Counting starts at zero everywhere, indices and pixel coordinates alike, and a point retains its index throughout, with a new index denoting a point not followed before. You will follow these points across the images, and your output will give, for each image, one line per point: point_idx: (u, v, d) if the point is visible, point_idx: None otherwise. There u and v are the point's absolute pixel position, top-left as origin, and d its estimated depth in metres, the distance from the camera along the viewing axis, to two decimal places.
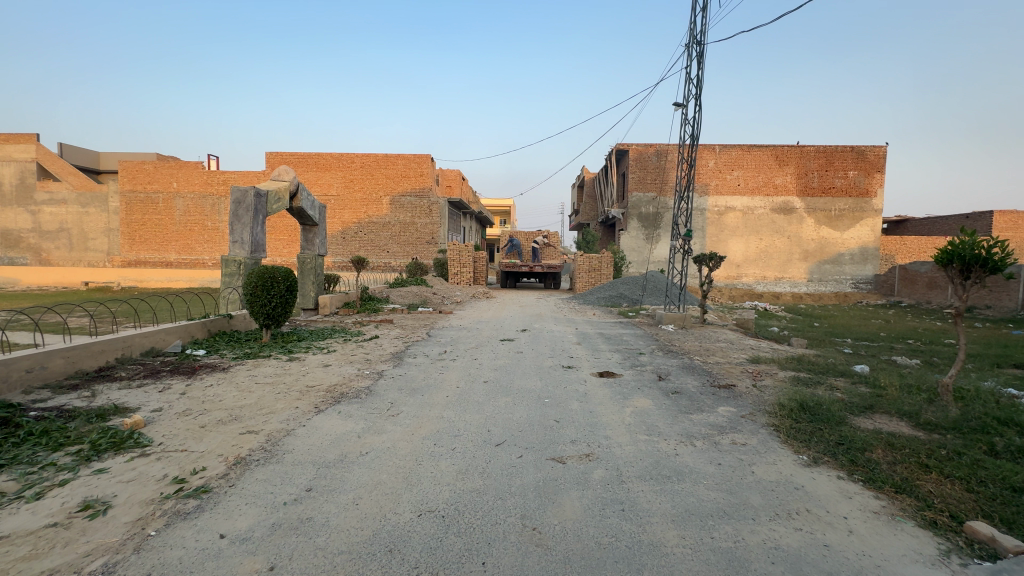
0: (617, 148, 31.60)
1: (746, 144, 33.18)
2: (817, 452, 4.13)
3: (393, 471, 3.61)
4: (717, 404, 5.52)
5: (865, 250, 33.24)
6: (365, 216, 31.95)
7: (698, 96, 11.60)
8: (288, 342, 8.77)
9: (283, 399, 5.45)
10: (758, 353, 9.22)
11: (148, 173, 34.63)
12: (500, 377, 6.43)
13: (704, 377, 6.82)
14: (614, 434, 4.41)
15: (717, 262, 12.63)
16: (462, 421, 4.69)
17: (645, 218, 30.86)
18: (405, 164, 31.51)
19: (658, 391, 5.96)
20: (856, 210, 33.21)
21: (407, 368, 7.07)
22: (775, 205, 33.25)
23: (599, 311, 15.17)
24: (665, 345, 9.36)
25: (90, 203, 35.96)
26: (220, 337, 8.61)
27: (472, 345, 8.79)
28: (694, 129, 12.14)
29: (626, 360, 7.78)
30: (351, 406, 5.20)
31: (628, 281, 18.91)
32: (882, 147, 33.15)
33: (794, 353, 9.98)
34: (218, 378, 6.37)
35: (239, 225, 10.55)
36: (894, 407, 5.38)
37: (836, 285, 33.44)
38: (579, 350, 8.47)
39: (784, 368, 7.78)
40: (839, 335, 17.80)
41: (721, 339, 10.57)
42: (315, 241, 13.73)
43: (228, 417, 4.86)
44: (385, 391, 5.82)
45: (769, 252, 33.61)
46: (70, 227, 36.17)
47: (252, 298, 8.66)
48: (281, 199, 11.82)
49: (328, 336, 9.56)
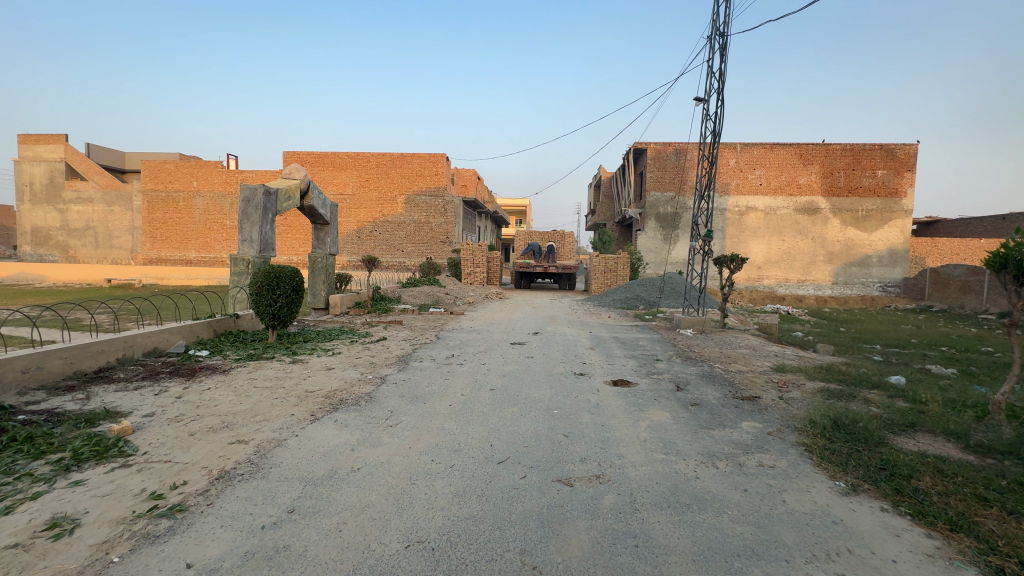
0: (635, 147, 31.01)
1: (768, 142, 32.26)
2: (856, 478, 3.71)
3: (384, 491, 3.30)
4: (741, 418, 5.09)
5: (893, 253, 32.02)
6: (380, 215, 31.96)
7: (720, 91, 11.10)
8: (293, 343, 8.59)
9: (279, 406, 5.21)
10: (782, 361, 8.72)
11: (170, 172, 35.26)
12: (508, 384, 6.11)
13: (726, 387, 6.39)
14: (627, 453, 4.04)
15: (739, 264, 12.08)
16: (464, 434, 4.39)
17: (662, 218, 30.21)
18: (421, 163, 31.42)
19: (676, 403, 5.56)
20: (884, 211, 32.00)
21: (412, 373, 6.79)
22: (798, 205, 32.24)
23: (614, 313, 14.75)
24: (683, 351, 8.93)
25: (115, 202, 36.78)
26: (225, 338, 8.45)
27: (481, 348, 8.48)
28: (715, 126, 11.63)
29: (642, 367, 7.38)
30: (349, 414, 4.93)
31: (645, 282, 18.41)
32: (913, 145, 31.86)
33: (822, 361, 9.45)
34: (217, 381, 6.18)
35: (248, 223, 10.44)
36: (937, 425, 4.89)
37: (862, 288, 32.27)
38: (593, 356, 8.08)
39: (812, 378, 7.29)
40: (867, 341, 17.02)
41: (743, 345, 10.07)
42: (326, 240, 13.58)
43: (220, 425, 4.64)
44: (386, 398, 5.54)
45: (792, 253, 32.62)
46: (96, 225, 37.04)
47: (258, 298, 8.48)
48: (292, 197, 11.70)
49: (335, 337, 9.36)
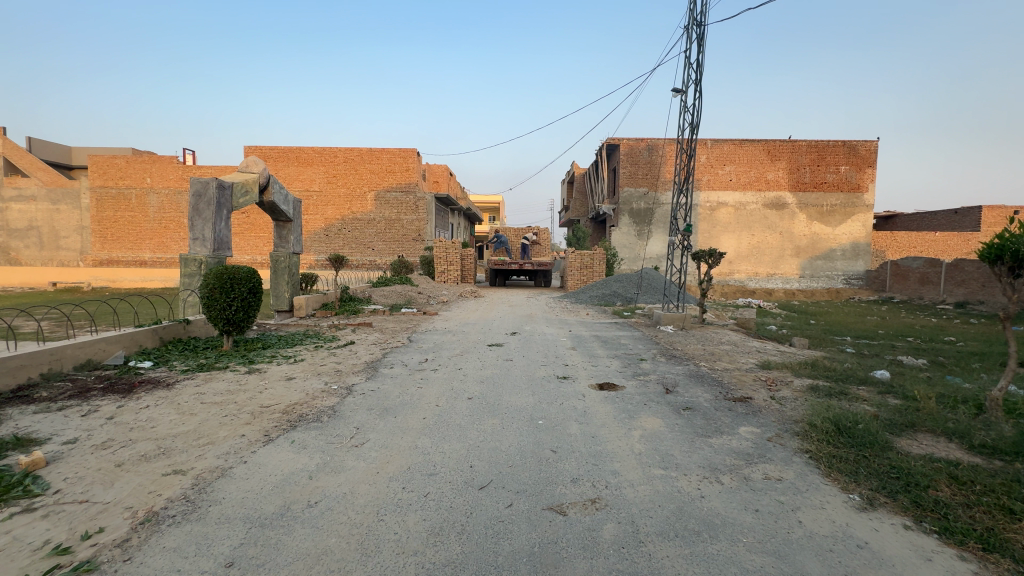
0: (608, 142, 30.95)
1: (737, 138, 32.71)
2: (870, 488, 3.42)
3: (345, 533, 2.79)
4: (736, 423, 4.78)
5: (856, 246, 33.03)
6: (349, 212, 30.87)
7: (699, 82, 10.89)
8: (250, 350, 7.88)
9: (228, 426, 4.59)
10: (766, 357, 8.55)
11: (121, 168, 33.17)
12: (487, 392, 5.64)
13: (716, 388, 6.10)
14: (623, 470, 3.65)
15: (717, 259, 11.91)
16: (442, 452, 3.92)
17: (636, 214, 30.24)
18: (390, 158, 30.48)
19: (667, 407, 5.22)
20: (847, 205, 32.94)
21: (381, 381, 6.24)
22: (767, 201, 32.84)
23: (592, 311, 14.47)
24: (666, 349, 8.65)
25: (61, 199, 34.33)
26: (173, 347, 7.65)
27: (456, 351, 7.97)
28: (693, 118, 11.41)
29: (627, 369, 7.02)
30: (309, 433, 4.37)
31: (622, 278, 18.22)
32: (874, 141, 32.88)
33: (803, 356, 9.36)
34: (159, 396, 5.47)
35: (199, 220, 9.61)
36: (938, 424, 4.69)
37: (828, 281, 33.17)
38: (575, 357, 7.68)
39: (800, 375, 7.10)
40: (838, 333, 17.31)
41: (725, 341, 9.91)
42: (289, 238, 12.75)
43: (155, 452, 4.00)
44: (352, 411, 5.00)
45: (761, 248, 33.24)
46: (40, 225, 34.52)
47: (210, 301, 7.72)
48: (249, 191, 10.86)
49: (298, 342, 8.68)
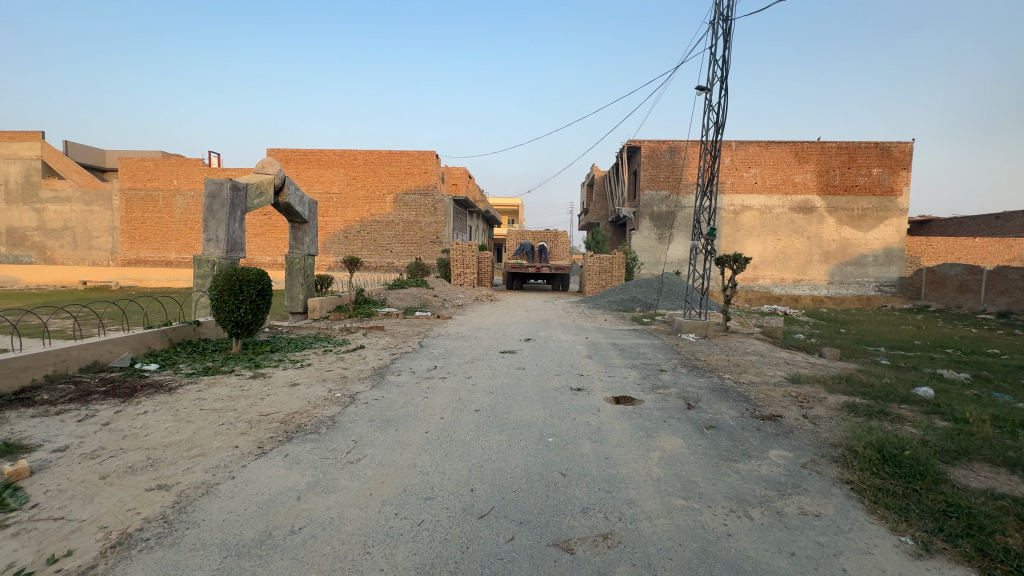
0: (629, 145, 30.41)
1: (763, 140, 31.77)
2: (925, 531, 2.99)
3: (327, 568, 2.51)
4: (765, 446, 4.37)
5: (889, 252, 31.68)
6: (368, 214, 31.03)
7: (725, 79, 10.42)
8: (259, 354, 7.74)
9: (223, 436, 4.40)
10: (795, 370, 8.03)
11: (149, 170, 34.10)
12: (495, 404, 5.33)
13: (742, 404, 5.67)
14: (639, 499, 3.29)
15: (742, 264, 11.36)
16: (444, 471, 3.64)
17: (656, 217, 29.60)
18: (409, 161, 30.56)
19: (689, 425, 4.83)
20: (879, 209, 31.64)
21: (387, 389, 6.00)
22: (794, 204, 31.79)
23: (610, 316, 14.06)
24: (688, 359, 8.21)
25: (94, 201, 35.40)
26: (181, 349, 7.56)
27: (467, 359, 7.68)
28: (718, 117, 10.92)
29: (646, 381, 6.61)
30: (304, 446, 4.13)
31: (642, 283, 17.72)
32: (908, 143, 31.53)
33: (835, 369, 8.79)
34: (159, 402, 5.32)
35: (213, 221, 9.58)
36: (997, 453, 4.19)
37: (858, 288, 31.88)
38: (590, 367, 7.31)
39: (833, 391, 6.59)
40: (870, 343, 16.46)
41: (750, 351, 9.40)
42: (304, 239, 12.70)
43: (144, 464, 3.81)
44: (353, 422, 4.76)
45: (788, 253, 32.15)
46: (74, 225, 35.70)
47: (219, 303, 7.61)
48: (264, 192, 10.81)
49: (307, 346, 8.51)
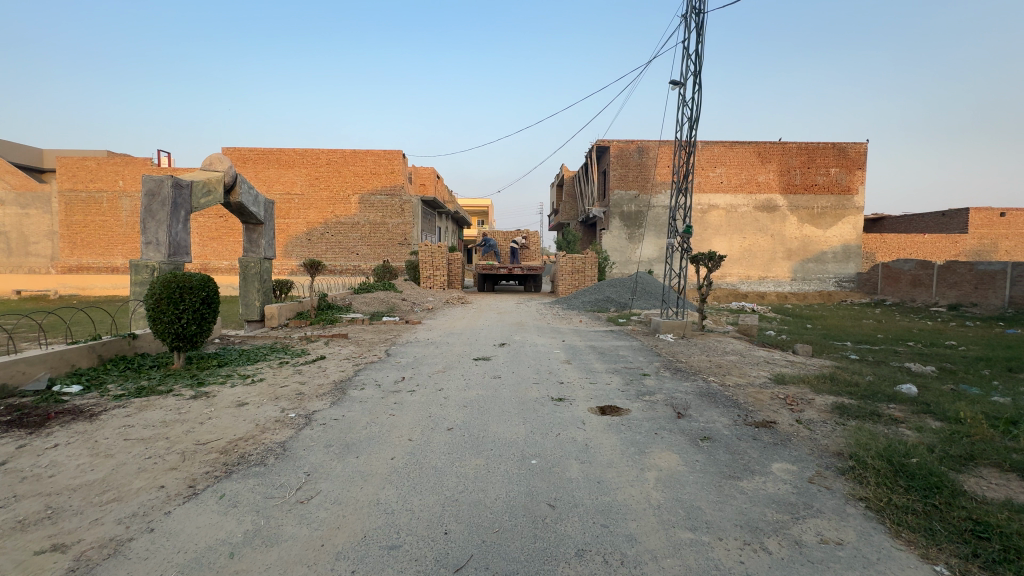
0: (598, 144, 30.37)
1: (728, 140, 32.34)
2: (960, 558, 2.66)
3: None
4: (767, 459, 4.01)
5: (847, 249, 32.80)
6: (332, 216, 29.85)
7: (698, 74, 10.23)
8: (204, 369, 6.94)
9: (149, 474, 3.71)
10: (778, 369, 7.83)
11: (91, 170, 31.79)
12: (470, 420, 4.79)
13: (733, 410, 5.34)
14: (641, 534, 2.85)
15: (717, 262, 11.20)
16: (412, 508, 3.11)
17: (626, 217, 29.66)
18: (375, 160, 29.56)
19: (682, 437, 4.44)
20: (838, 208, 32.73)
21: (348, 406, 5.38)
22: (758, 203, 32.50)
23: (585, 317, 13.76)
24: (669, 361, 7.90)
25: (31, 204, 32.66)
26: (112, 366, 6.67)
27: (438, 368, 7.12)
28: (692, 112, 10.73)
29: (630, 387, 6.22)
30: (244, 483, 3.49)
31: (615, 283, 17.51)
32: (863, 144, 32.73)
33: (813, 367, 8.68)
34: (75, 432, 4.53)
35: (152, 223, 8.65)
36: (1003, 456, 3.97)
37: (819, 283, 32.86)
38: (570, 373, 6.87)
39: (821, 392, 6.37)
40: (837, 338, 16.76)
41: (729, 351, 9.21)
42: (260, 242, 11.82)
43: (41, 517, 3.09)
44: (307, 448, 4.13)
45: (753, 251, 32.84)
46: (8, 230, 32.86)
47: (156, 313, 6.73)
48: (212, 191, 9.91)
49: (259, 359, 7.74)
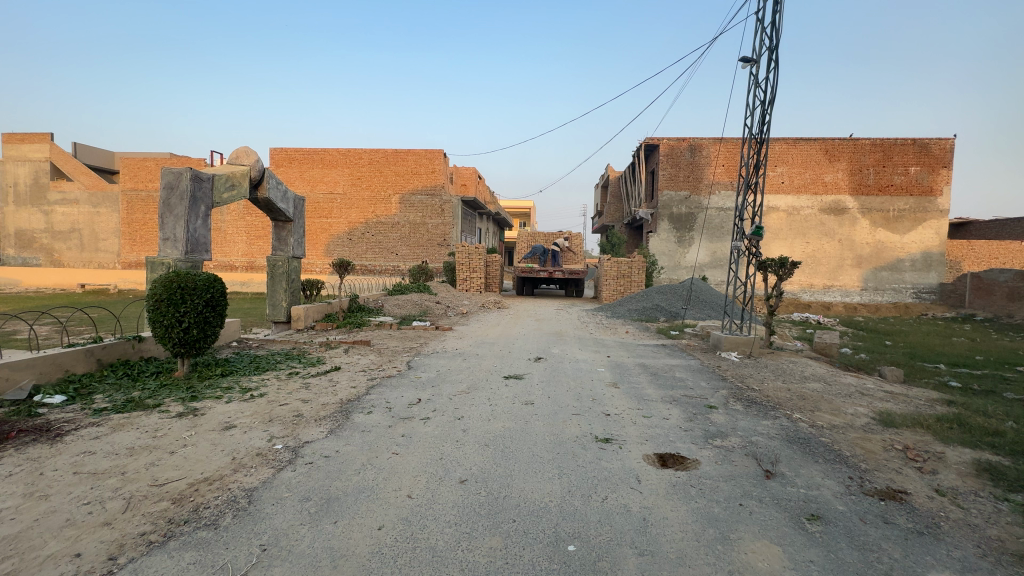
0: (647, 142, 28.66)
1: (791, 137, 29.81)
2: None
3: None
4: (920, 567, 2.70)
5: (928, 256, 29.46)
6: (373, 216, 29.75)
7: (773, 49, 8.77)
8: (205, 380, 6.25)
9: (73, 534, 2.86)
10: (879, 405, 6.31)
11: (151, 170, 33.51)
12: (490, 469, 3.73)
13: (841, 470, 4.00)
14: None
15: (789, 270, 9.62)
16: None
17: (675, 219, 27.86)
18: (416, 159, 29.21)
19: (781, 516, 3.18)
20: (917, 210, 29.45)
21: (348, 437, 4.46)
22: (824, 205, 29.71)
23: (632, 328, 12.46)
24: (738, 389, 6.53)
25: (101, 203, 34.55)
26: (109, 373, 6.10)
27: (462, 388, 6.12)
28: (766, 93, 9.25)
29: (694, 425, 4.97)
30: (177, 560, 2.59)
31: (665, 289, 15.99)
32: (949, 139, 29.29)
33: (922, 402, 7.03)
34: (28, 458, 3.83)
35: (170, 218, 8.15)
36: None
37: (894, 295, 29.66)
38: (618, 402, 5.66)
39: (950, 442, 4.86)
40: (926, 359, 14.55)
41: (809, 376, 7.72)
42: (289, 240, 11.28)
43: None
44: (277, 503, 3.20)
45: (817, 257, 30.05)
46: (81, 227, 34.86)
47: (156, 315, 6.11)
48: (235, 185, 9.35)
49: (268, 368, 7.00)
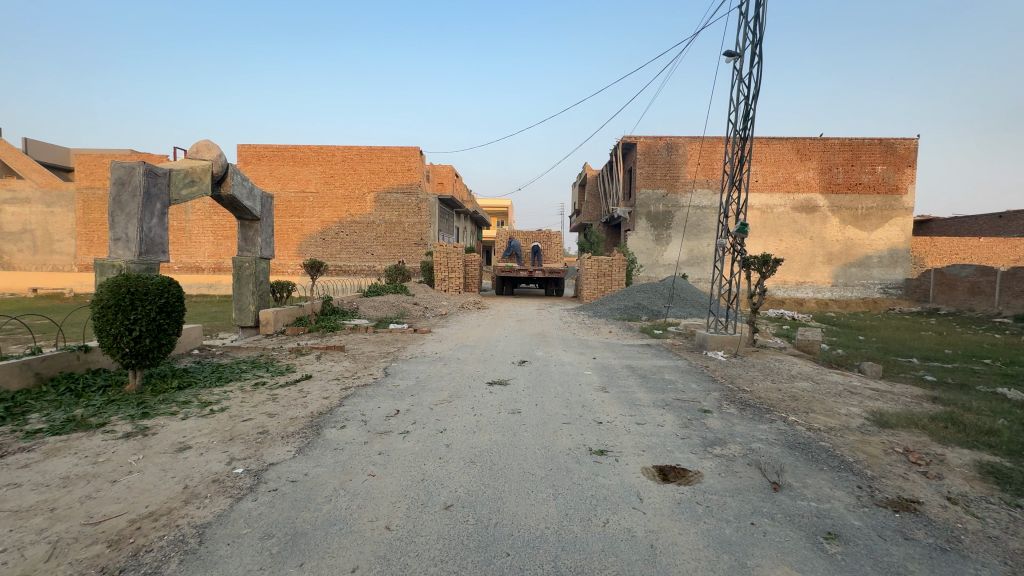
0: (624, 141, 28.67)
1: (764, 136, 30.29)
2: None
3: None
4: None
5: (894, 253, 30.35)
6: (347, 215, 28.92)
7: (757, 43, 8.66)
8: (158, 394, 5.67)
9: None
10: (870, 404, 6.20)
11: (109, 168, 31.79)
12: (478, 491, 3.37)
13: (848, 479, 3.79)
14: None
15: (772, 268, 9.54)
16: None
17: (653, 217, 27.96)
18: (391, 157, 28.50)
19: (798, 536, 2.92)
20: (884, 208, 30.31)
21: (319, 456, 4.02)
22: (796, 203, 30.30)
23: (616, 327, 12.27)
24: (730, 391, 6.33)
25: (55, 202, 32.62)
26: (49, 390, 5.47)
27: (444, 397, 5.72)
28: (750, 89, 9.15)
29: (690, 432, 4.71)
30: None
31: (647, 288, 15.87)
32: (913, 139, 30.24)
33: (910, 399, 6.96)
34: None
35: (121, 216, 7.50)
36: None
37: (863, 290, 30.48)
38: (609, 408, 5.38)
39: (949, 443, 4.74)
40: (900, 353, 14.83)
41: (797, 375, 7.61)
42: (256, 240, 10.65)
43: None
44: (233, 542, 2.77)
45: (790, 254, 30.63)
46: (34, 228, 32.83)
47: (102, 323, 5.52)
48: (196, 181, 8.71)
49: (232, 379, 6.46)
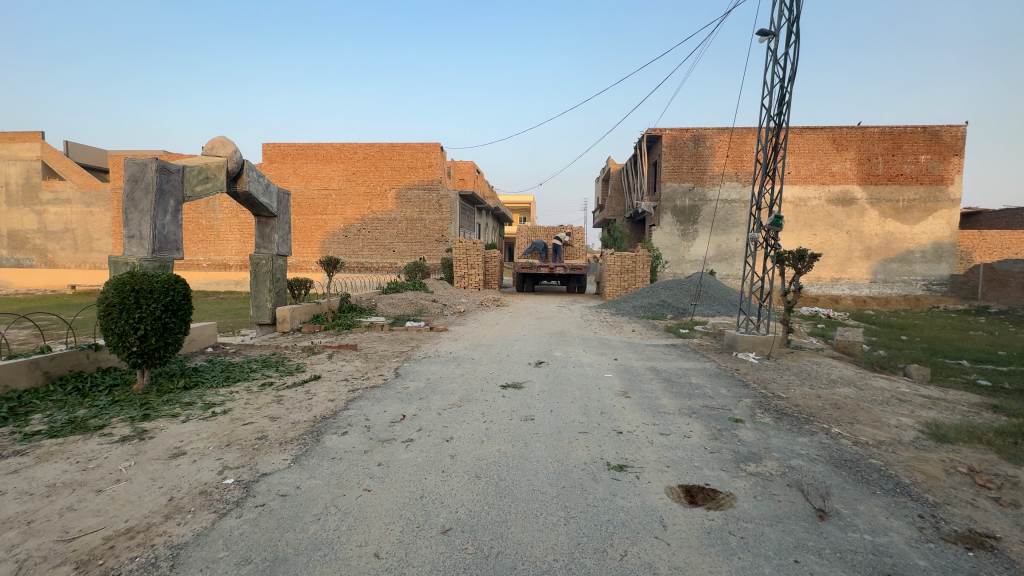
0: (648, 134, 27.85)
1: (797, 126, 28.96)
2: None
3: None
4: None
5: (939, 247, 28.60)
6: (369, 212, 29.02)
7: (793, 20, 8.04)
8: (163, 395, 5.54)
9: None
10: (923, 414, 5.59)
11: None
12: (482, 513, 3.02)
13: (907, 505, 3.29)
14: None
15: (808, 263, 8.91)
16: None
17: (679, 212, 27.10)
18: (412, 153, 28.43)
19: None
20: (928, 200, 28.59)
21: (315, 467, 3.75)
22: (831, 195, 28.89)
23: (639, 326, 11.77)
24: (764, 398, 5.81)
25: (94, 202, 33.84)
26: (56, 389, 5.41)
27: (453, 401, 5.40)
28: (784, 70, 8.52)
29: (720, 445, 4.26)
30: None
31: (672, 285, 15.25)
32: (960, 127, 28.40)
33: (967, 408, 6.30)
34: None
35: (134, 213, 7.45)
36: None
37: (903, 287, 28.85)
38: (630, 416, 4.96)
39: (1021, 462, 4.15)
40: (948, 354, 13.81)
41: (837, 380, 7.01)
42: (273, 237, 10.57)
43: None
44: (208, 568, 2.51)
45: (825, 249, 29.25)
46: (74, 227, 34.13)
47: (108, 322, 5.42)
48: (210, 177, 8.62)
49: (239, 379, 6.31)
